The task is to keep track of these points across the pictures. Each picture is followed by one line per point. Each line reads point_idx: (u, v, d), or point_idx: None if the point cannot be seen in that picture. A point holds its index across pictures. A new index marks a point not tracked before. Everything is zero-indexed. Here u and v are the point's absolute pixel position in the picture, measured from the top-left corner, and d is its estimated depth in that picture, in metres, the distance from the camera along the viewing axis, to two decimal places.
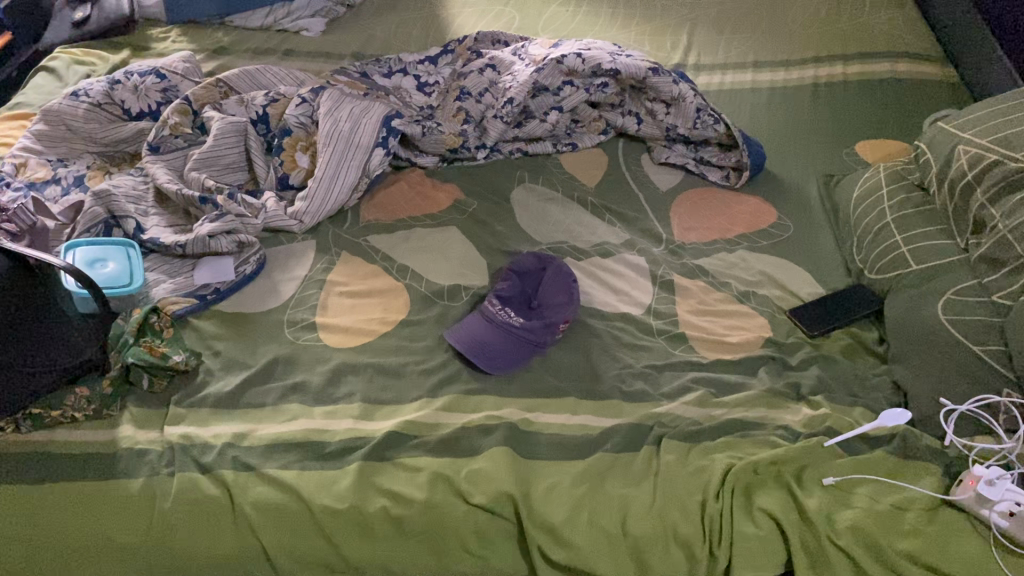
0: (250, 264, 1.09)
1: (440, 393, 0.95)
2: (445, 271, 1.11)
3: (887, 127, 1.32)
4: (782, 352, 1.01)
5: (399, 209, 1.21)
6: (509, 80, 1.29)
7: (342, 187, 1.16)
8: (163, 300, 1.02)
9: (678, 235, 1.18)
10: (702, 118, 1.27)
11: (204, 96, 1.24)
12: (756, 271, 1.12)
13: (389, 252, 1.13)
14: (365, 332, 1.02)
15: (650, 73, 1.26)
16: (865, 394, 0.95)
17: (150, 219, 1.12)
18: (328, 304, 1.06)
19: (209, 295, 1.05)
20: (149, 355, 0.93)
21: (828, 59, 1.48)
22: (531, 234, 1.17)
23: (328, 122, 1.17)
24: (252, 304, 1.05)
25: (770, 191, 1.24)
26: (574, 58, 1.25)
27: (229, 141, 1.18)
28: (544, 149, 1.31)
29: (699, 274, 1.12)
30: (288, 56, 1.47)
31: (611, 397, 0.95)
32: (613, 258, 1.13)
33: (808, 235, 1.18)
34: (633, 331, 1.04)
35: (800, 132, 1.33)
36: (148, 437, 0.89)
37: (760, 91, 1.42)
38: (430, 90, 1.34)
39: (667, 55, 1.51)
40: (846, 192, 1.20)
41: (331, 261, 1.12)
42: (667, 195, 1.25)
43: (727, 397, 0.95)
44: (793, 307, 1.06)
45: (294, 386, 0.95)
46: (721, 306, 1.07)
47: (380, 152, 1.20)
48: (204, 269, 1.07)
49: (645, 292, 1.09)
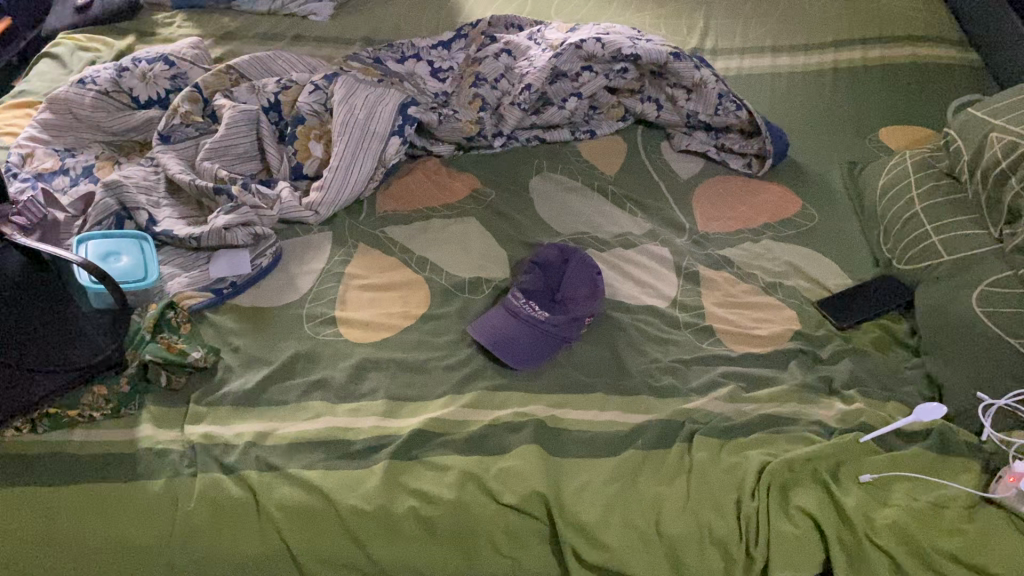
0: (266, 257, 1.06)
1: (464, 390, 0.93)
2: (465, 263, 1.09)
3: (911, 113, 1.30)
4: (812, 345, 0.99)
5: (416, 199, 1.18)
6: (526, 66, 1.26)
7: (357, 177, 1.14)
8: (178, 294, 1.00)
9: (701, 224, 1.16)
10: (724, 104, 1.24)
11: (214, 84, 1.21)
12: (782, 261, 1.10)
13: (408, 244, 1.11)
14: (386, 327, 1.00)
15: (671, 58, 1.23)
16: (898, 388, 0.93)
17: (162, 210, 1.09)
18: (347, 297, 1.03)
19: (225, 288, 1.02)
20: (166, 352, 0.91)
21: (848, 43, 1.45)
22: (552, 225, 1.15)
23: (342, 110, 1.14)
24: (269, 298, 1.03)
25: (793, 179, 1.22)
26: (593, 43, 1.23)
27: (240, 130, 1.16)
28: (562, 137, 1.28)
29: (724, 265, 1.10)
30: (297, 41, 1.44)
31: (640, 393, 0.93)
32: (636, 249, 1.11)
33: (834, 224, 1.15)
34: (659, 324, 1.02)
35: (822, 119, 1.31)
36: (169, 436, 0.87)
37: (780, 76, 1.39)
38: (444, 76, 1.30)
39: (684, 39, 1.49)
40: (871, 180, 1.17)
41: (348, 253, 1.09)
42: (688, 184, 1.22)
43: (758, 392, 0.93)
44: (821, 298, 1.04)
45: (315, 383, 0.93)
46: (748, 298, 1.05)
47: (395, 141, 1.17)
48: (220, 261, 1.04)
49: (670, 284, 1.07)
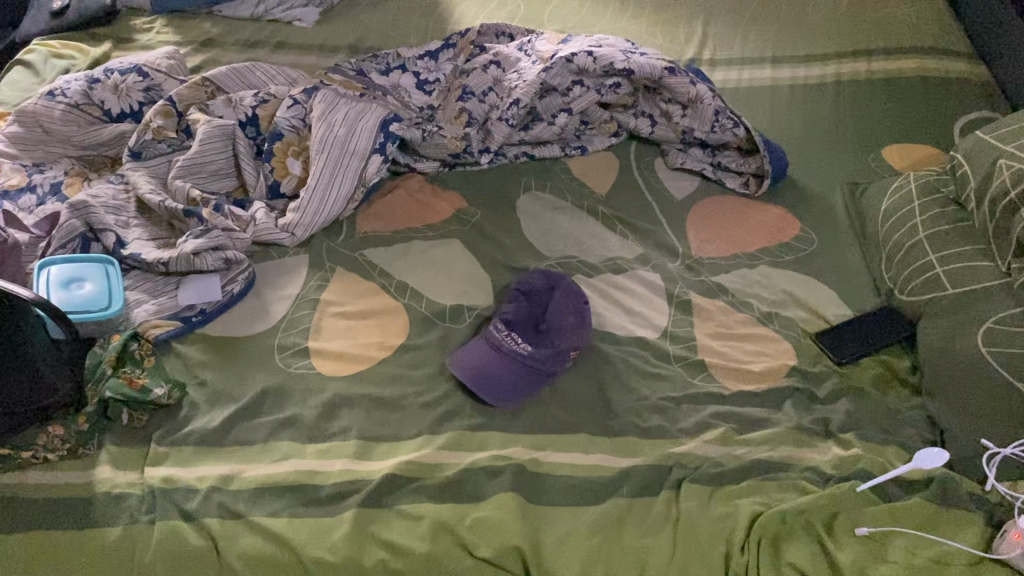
0: (238, 283, 1.01)
1: (441, 429, 0.88)
2: (446, 289, 1.04)
3: (916, 130, 1.24)
4: (808, 383, 0.94)
5: (398, 219, 1.13)
6: (515, 78, 1.21)
7: (336, 198, 1.09)
8: (144, 323, 0.95)
9: (695, 248, 1.11)
10: (721, 121, 1.19)
11: (189, 97, 1.16)
12: (778, 289, 1.05)
13: (388, 268, 1.06)
14: (361, 359, 0.95)
15: (666, 72, 1.17)
16: (898, 431, 0.89)
17: (131, 231, 1.04)
18: (322, 326, 0.99)
19: (194, 316, 0.98)
20: (127, 388, 0.87)
21: (852, 54, 1.39)
22: (539, 248, 1.10)
23: (321, 127, 1.09)
24: (239, 326, 0.98)
25: (792, 200, 1.17)
26: (585, 56, 1.17)
27: (215, 146, 1.11)
28: (552, 153, 1.23)
29: (718, 293, 1.05)
30: (279, 49, 1.39)
31: (626, 433, 0.88)
32: (627, 275, 1.06)
33: (834, 250, 1.11)
34: (649, 358, 0.97)
35: (823, 135, 1.26)
36: (128, 479, 0.83)
37: (780, 89, 1.34)
38: (430, 89, 1.26)
39: (681, 49, 1.43)
40: (874, 203, 1.12)
41: (324, 277, 1.05)
42: (683, 204, 1.17)
43: (750, 434, 0.88)
44: (819, 331, 1.00)
45: (284, 421, 0.88)
46: (742, 330, 1.00)
47: (377, 159, 1.12)
48: (189, 287, 1.00)
49: (661, 313, 1.02)
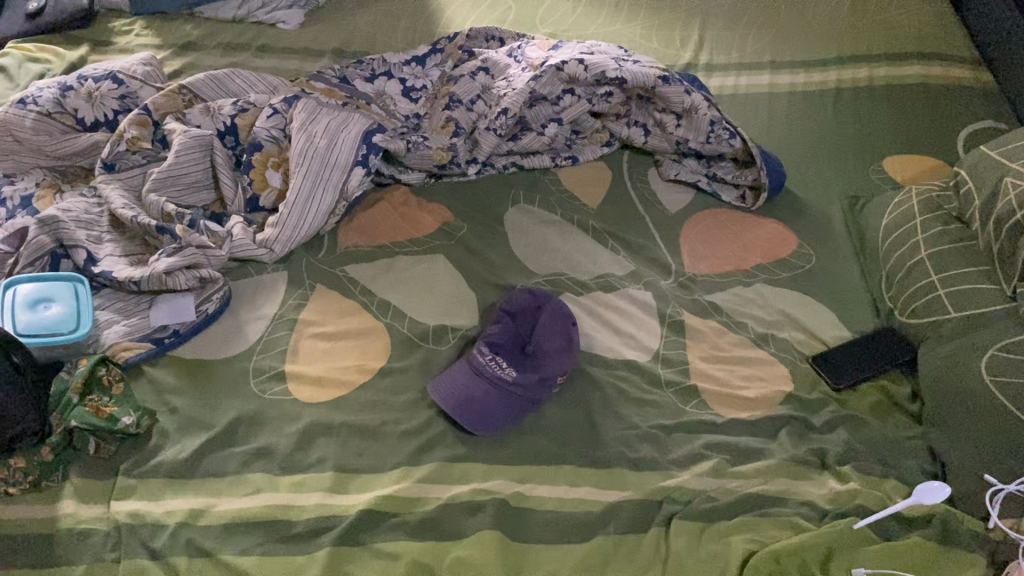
0: (213, 301, 0.97)
1: (422, 460, 0.84)
2: (430, 308, 1.00)
3: (918, 141, 1.20)
4: (804, 410, 0.91)
5: (381, 233, 1.09)
6: (504, 86, 1.17)
7: (316, 212, 1.05)
8: (114, 346, 0.92)
9: (688, 265, 1.07)
10: (717, 132, 1.14)
11: (165, 105, 1.12)
12: (775, 309, 1.01)
13: (369, 285, 1.03)
14: (339, 384, 0.91)
15: (659, 82, 1.13)
16: (898, 463, 0.85)
17: (103, 247, 1.00)
18: (299, 348, 0.95)
19: (166, 338, 0.94)
20: (94, 416, 0.83)
21: (852, 60, 1.35)
22: (527, 265, 1.06)
23: (301, 138, 1.06)
24: (214, 348, 0.95)
25: (790, 214, 1.13)
26: (575, 64, 1.12)
27: (192, 158, 1.07)
28: (542, 163, 1.18)
29: (712, 313, 1.01)
30: (262, 53, 1.35)
31: (614, 464, 0.85)
32: (617, 293, 1.02)
33: (832, 267, 1.07)
34: (639, 382, 0.93)
35: (822, 144, 1.22)
36: (93, 513, 0.79)
37: (778, 95, 1.30)
38: (416, 96, 1.22)
39: (677, 53, 1.39)
40: (874, 219, 1.09)
41: (303, 296, 1.01)
42: (677, 218, 1.13)
43: (744, 466, 0.85)
44: (815, 354, 0.96)
45: (258, 452, 0.84)
46: (736, 352, 0.96)
47: (359, 172, 1.08)
48: (162, 307, 0.96)
49: (652, 334, 0.98)
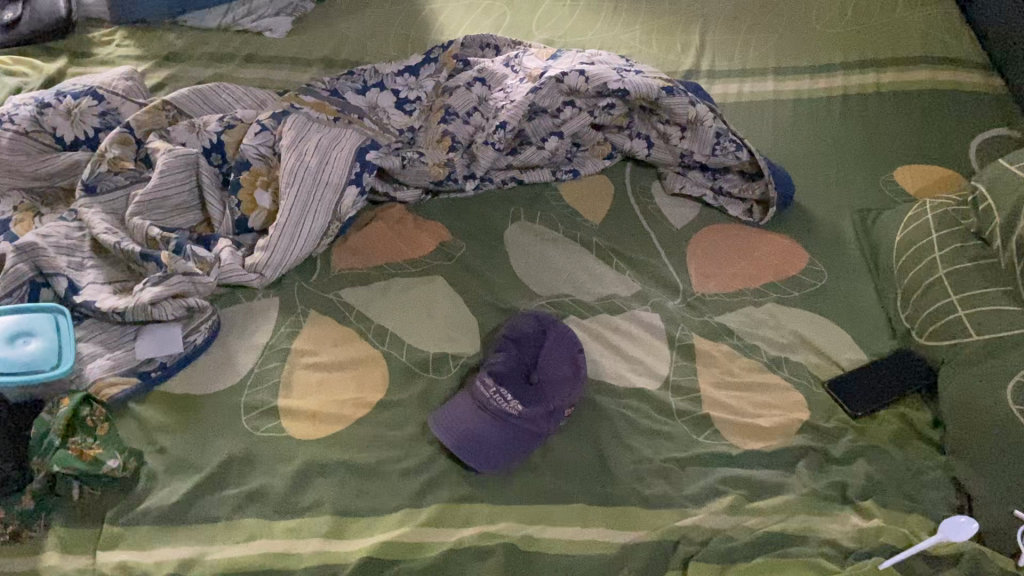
0: (201, 332, 0.93)
1: (424, 501, 0.80)
2: (429, 334, 0.96)
3: (929, 149, 1.17)
4: (822, 440, 0.87)
5: (376, 254, 1.05)
6: (502, 98, 1.13)
7: (309, 234, 1.00)
8: (97, 383, 0.87)
9: (696, 284, 1.03)
10: (722, 144, 1.10)
11: (148, 122, 1.07)
12: (787, 331, 0.97)
13: (365, 311, 0.98)
14: (336, 420, 0.87)
15: (663, 93, 1.09)
16: (921, 496, 0.82)
17: (85, 274, 0.96)
18: (293, 381, 0.91)
19: (153, 371, 0.89)
20: (78, 460, 0.78)
21: (858, 64, 1.31)
22: (528, 285, 1.02)
23: (291, 157, 1.01)
24: (203, 382, 0.90)
25: (799, 228, 1.09)
26: (576, 76, 1.08)
27: (177, 178, 1.02)
28: (542, 177, 1.14)
29: (722, 336, 0.97)
30: (248, 63, 1.30)
31: (627, 502, 0.81)
32: (624, 315, 0.98)
33: (845, 284, 1.03)
34: (649, 412, 0.89)
35: (831, 153, 1.18)
36: (77, 566, 0.75)
37: (783, 103, 1.26)
38: (410, 108, 1.17)
39: (677, 59, 1.35)
40: (887, 233, 1.05)
41: (296, 323, 0.96)
42: (683, 233, 1.09)
43: (762, 502, 0.81)
44: (831, 379, 0.93)
45: (251, 495, 0.80)
46: (749, 378, 0.93)
47: (352, 192, 1.03)
48: (148, 339, 0.91)
49: (662, 359, 0.94)
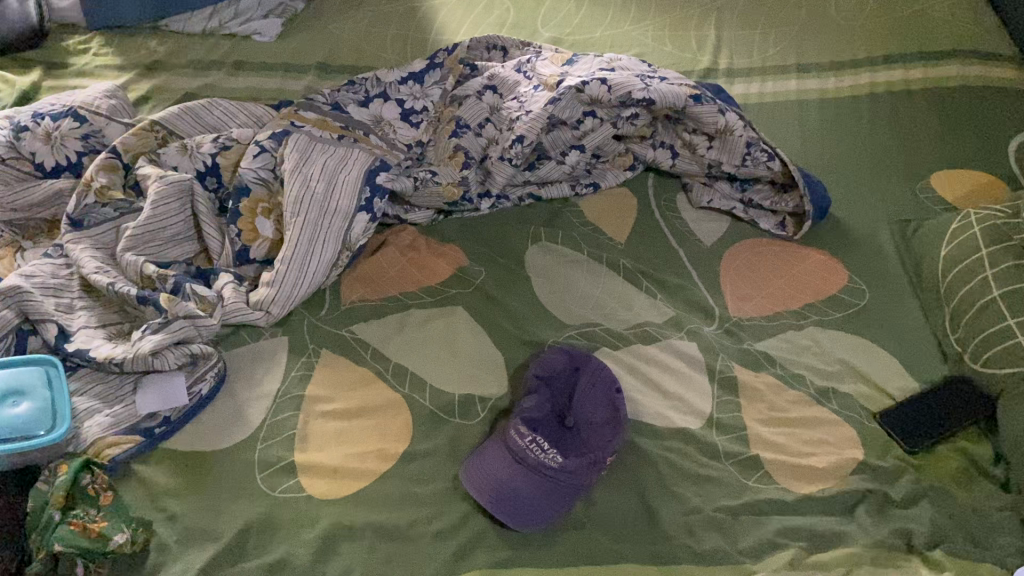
0: (206, 381, 0.85)
1: (462, 568, 0.74)
2: (453, 374, 0.89)
3: (966, 152, 1.11)
4: (880, 481, 0.82)
5: (389, 284, 0.98)
6: (516, 108, 1.06)
7: (318, 267, 0.92)
8: (96, 443, 0.79)
9: (733, 307, 0.97)
10: (753, 154, 1.04)
11: (136, 145, 0.99)
12: (832, 357, 0.92)
13: (382, 349, 0.91)
14: (359, 475, 0.81)
15: (690, 101, 1.02)
16: (992, 542, 0.77)
17: (76, 317, 0.88)
18: (309, 432, 0.84)
19: (157, 428, 0.82)
20: (80, 538, 0.71)
21: (884, 60, 1.26)
22: (555, 314, 0.95)
23: (296, 183, 0.94)
24: (211, 437, 0.83)
25: (835, 243, 1.04)
26: (597, 85, 1.01)
27: (171, 207, 0.95)
28: (561, 193, 1.07)
29: (765, 365, 0.91)
30: (239, 70, 1.22)
31: (680, 560, 0.75)
32: (659, 346, 0.92)
33: (888, 302, 0.97)
34: (695, 455, 0.83)
35: (862, 158, 1.12)
36: None
37: (809, 103, 1.20)
38: (416, 120, 1.09)
39: (693, 58, 1.29)
40: (930, 247, 1.00)
41: (308, 366, 0.89)
42: (713, 250, 1.03)
43: (825, 555, 0.75)
44: (883, 411, 0.87)
45: (273, 567, 0.73)
46: (796, 412, 0.87)
47: (363, 219, 0.96)
48: (149, 391, 0.84)
49: (703, 394, 0.88)
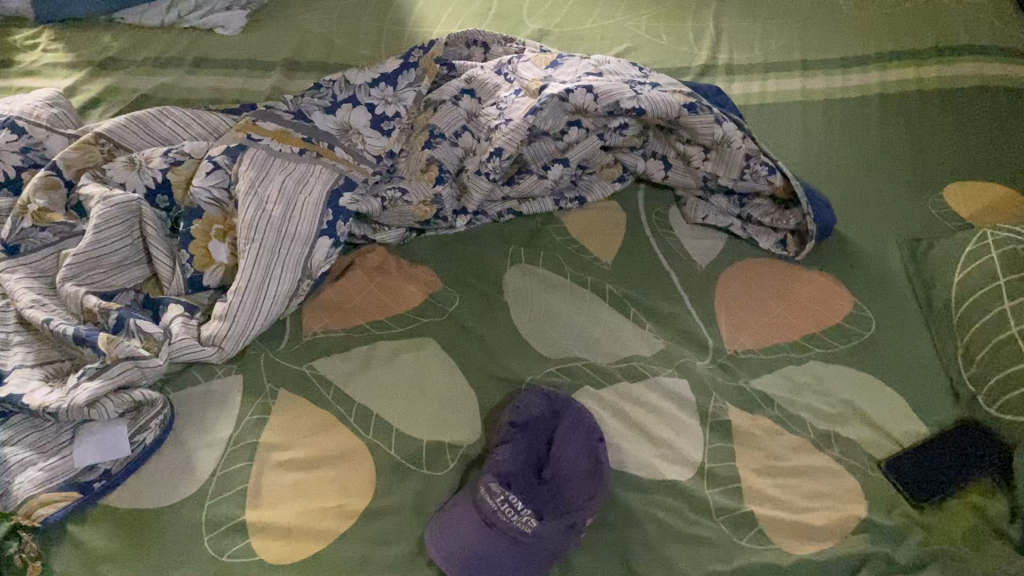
0: (151, 431, 0.78)
1: None
2: (422, 417, 0.82)
3: (983, 160, 1.03)
4: (886, 541, 0.74)
5: (355, 312, 0.90)
6: (496, 116, 0.98)
7: (275, 297, 0.85)
8: (27, 502, 0.73)
9: (728, 339, 0.90)
10: (752, 167, 0.96)
11: (79, 160, 0.91)
12: (835, 396, 0.84)
13: (345, 387, 0.84)
14: (315, 536, 0.73)
15: (684, 110, 0.93)
16: None
17: (10, 357, 0.80)
18: (262, 485, 0.76)
19: (96, 482, 0.75)
20: None
21: (894, 58, 1.18)
22: (534, 347, 0.88)
23: (251, 205, 0.86)
24: (155, 493, 0.76)
25: (840, 265, 0.96)
26: (582, 93, 0.92)
27: (116, 232, 0.87)
28: (542, 208, 1.01)
29: (761, 406, 0.84)
30: (200, 67, 1.13)
31: None
32: (648, 384, 0.85)
33: (898, 332, 0.89)
34: (684, 512, 0.76)
35: (870, 167, 1.04)
36: None
37: (813, 105, 1.12)
38: (388, 128, 1.00)
39: (690, 53, 1.20)
40: (943, 270, 0.92)
41: (264, 408, 0.82)
42: (707, 274, 0.96)
43: None
44: (889, 459, 0.80)
45: None
46: (795, 461, 0.79)
47: (324, 243, 0.88)
48: (88, 443, 0.76)
49: (694, 440, 0.81)
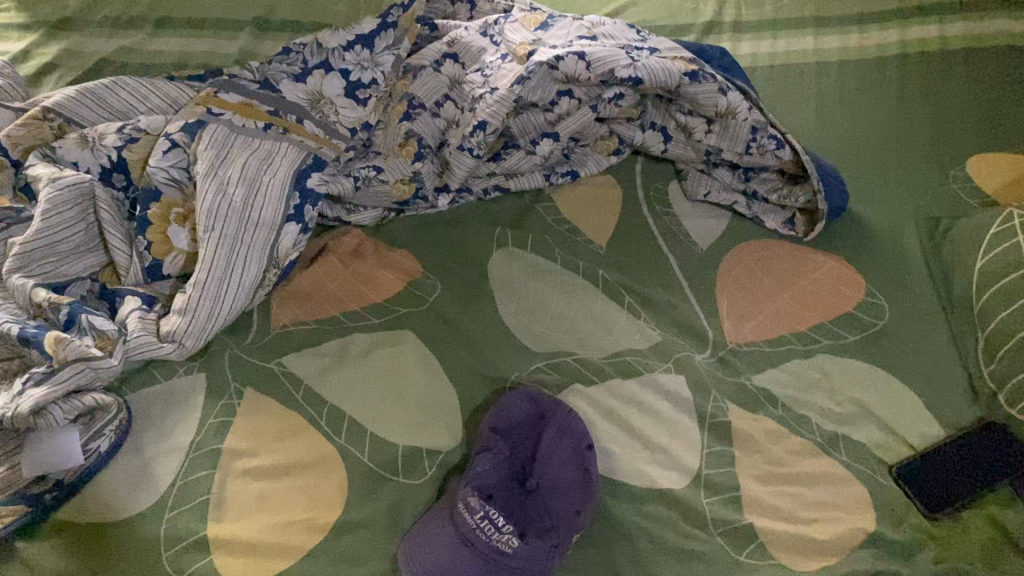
0: (106, 437, 0.72)
1: None
2: (399, 419, 0.76)
3: (1010, 129, 0.95)
4: (897, 557, 0.68)
5: (328, 302, 0.84)
6: (479, 85, 0.90)
7: (239, 289, 0.78)
8: None
9: (730, 330, 0.83)
10: (758, 140, 0.88)
11: (26, 138, 0.84)
12: (844, 394, 0.78)
13: (316, 387, 0.78)
14: (281, 553, 0.68)
15: (685, 78, 0.85)
16: None
17: None
18: (224, 496, 0.71)
19: (47, 494, 0.70)
20: None
21: (917, 12, 1.09)
22: (521, 340, 0.81)
23: (210, 189, 0.79)
24: (111, 505, 0.70)
25: (852, 247, 0.89)
26: (574, 61, 0.83)
27: (69, 216, 0.79)
28: (531, 184, 0.94)
29: (765, 405, 0.78)
30: (163, 26, 1.04)
31: None
32: (641, 381, 0.78)
33: (914, 322, 0.82)
34: (679, 524, 0.70)
35: (888, 136, 0.96)
36: None
37: (827, 66, 1.04)
38: (365, 96, 0.92)
39: (694, 8, 1.11)
40: (964, 254, 0.84)
41: (228, 410, 0.76)
42: (708, 258, 0.89)
43: None
44: (902, 464, 0.74)
45: None
46: (801, 467, 0.73)
47: (292, 230, 0.82)
48: (37, 451, 0.69)
49: (690, 444, 0.75)
